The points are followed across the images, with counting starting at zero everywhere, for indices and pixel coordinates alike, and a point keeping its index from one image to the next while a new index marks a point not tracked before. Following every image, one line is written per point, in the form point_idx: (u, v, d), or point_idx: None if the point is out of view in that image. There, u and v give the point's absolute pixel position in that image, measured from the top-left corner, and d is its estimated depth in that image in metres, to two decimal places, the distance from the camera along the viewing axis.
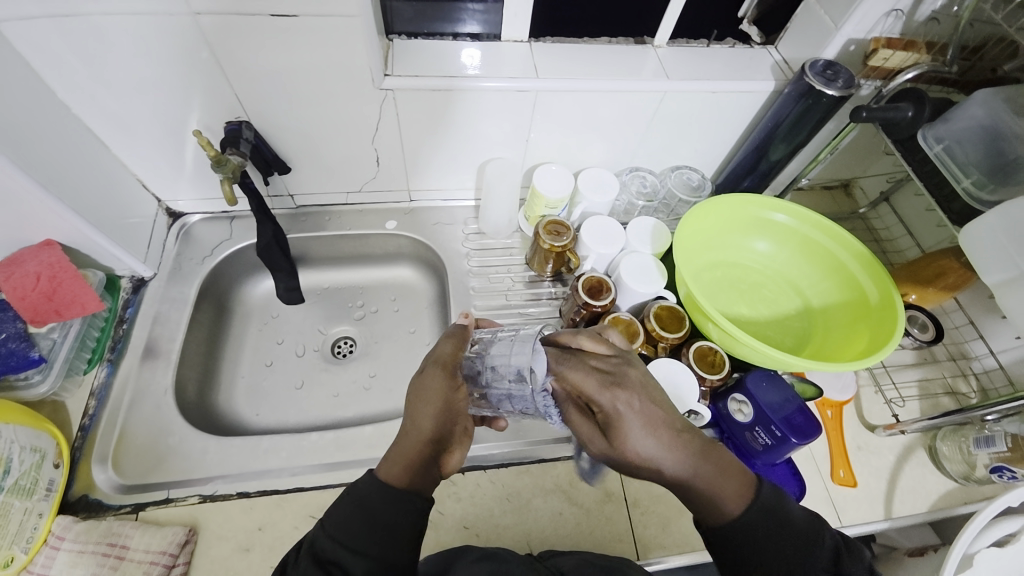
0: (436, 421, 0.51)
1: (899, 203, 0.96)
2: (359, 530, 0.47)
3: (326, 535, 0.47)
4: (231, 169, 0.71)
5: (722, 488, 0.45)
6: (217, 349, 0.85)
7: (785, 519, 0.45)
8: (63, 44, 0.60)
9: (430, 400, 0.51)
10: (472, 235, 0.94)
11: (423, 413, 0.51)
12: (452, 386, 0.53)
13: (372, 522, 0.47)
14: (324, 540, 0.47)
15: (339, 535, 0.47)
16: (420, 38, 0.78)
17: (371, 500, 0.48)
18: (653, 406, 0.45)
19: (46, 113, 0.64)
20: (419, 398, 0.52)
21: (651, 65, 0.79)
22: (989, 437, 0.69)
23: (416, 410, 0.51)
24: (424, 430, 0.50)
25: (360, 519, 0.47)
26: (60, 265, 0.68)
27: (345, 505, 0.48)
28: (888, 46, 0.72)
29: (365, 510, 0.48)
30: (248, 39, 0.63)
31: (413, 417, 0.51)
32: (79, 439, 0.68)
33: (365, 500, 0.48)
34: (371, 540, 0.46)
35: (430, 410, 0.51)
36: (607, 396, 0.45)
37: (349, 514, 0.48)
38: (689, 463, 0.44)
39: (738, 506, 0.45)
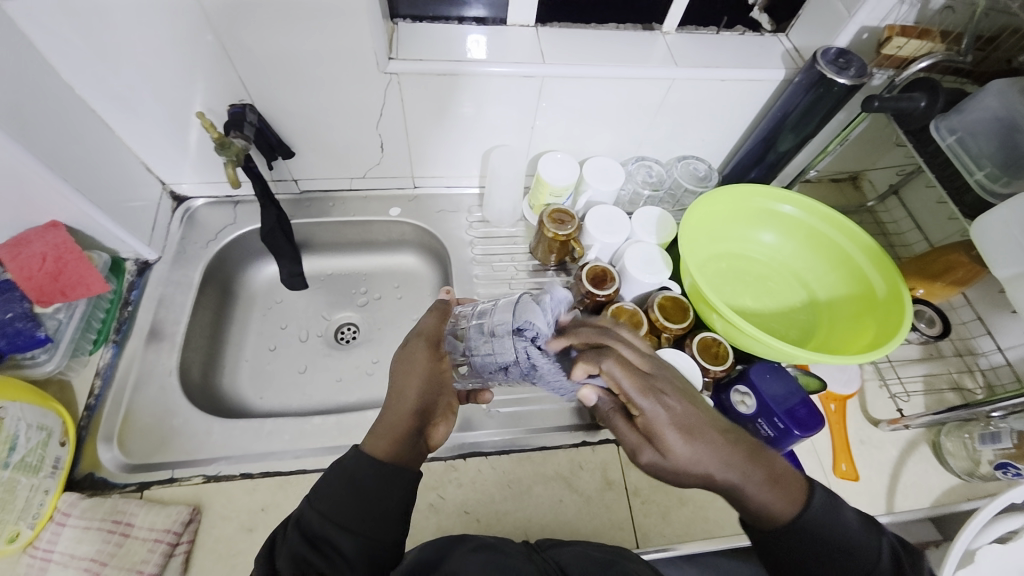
0: (419, 393, 0.53)
1: (909, 196, 0.94)
2: (351, 509, 0.47)
3: (318, 513, 0.47)
4: (235, 152, 0.71)
5: (772, 491, 0.45)
6: (221, 332, 0.86)
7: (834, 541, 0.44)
8: (68, 23, 0.60)
9: (415, 373, 0.54)
10: (477, 223, 0.93)
11: (408, 385, 0.54)
12: (434, 360, 0.56)
13: (364, 501, 0.47)
14: (315, 519, 0.46)
15: (331, 513, 0.46)
16: (425, 22, 0.77)
17: (361, 476, 0.48)
18: (692, 403, 0.47)
19: (51, 93, 0.64)
20: (406, 372, 0.55)
21: (660, 52, 0.77)
22: (994, 433, 0.68)
23: (401, 383, 0.54)
24: (409, 401, 0.53)
25: (352, 498, 0.47)
26: (65, 246, 0.68)
27: (336, 483, 0.48)
28: (903, 34, 0.70)
29: (357, 488, 0.47)
30: (254, 20, 0.63)
31: (398, 390, 0.53)
32: (85, 418, 0.68)
33: (356, 478, 0.48)
34: (363, 520, 0.46)
35: (415, 381, 0.54)
36: (649, 400, 0.46)
37: (342, 494, 0.47)
38: (735, 467, 0.45)
39: (793, 515, 0.45)
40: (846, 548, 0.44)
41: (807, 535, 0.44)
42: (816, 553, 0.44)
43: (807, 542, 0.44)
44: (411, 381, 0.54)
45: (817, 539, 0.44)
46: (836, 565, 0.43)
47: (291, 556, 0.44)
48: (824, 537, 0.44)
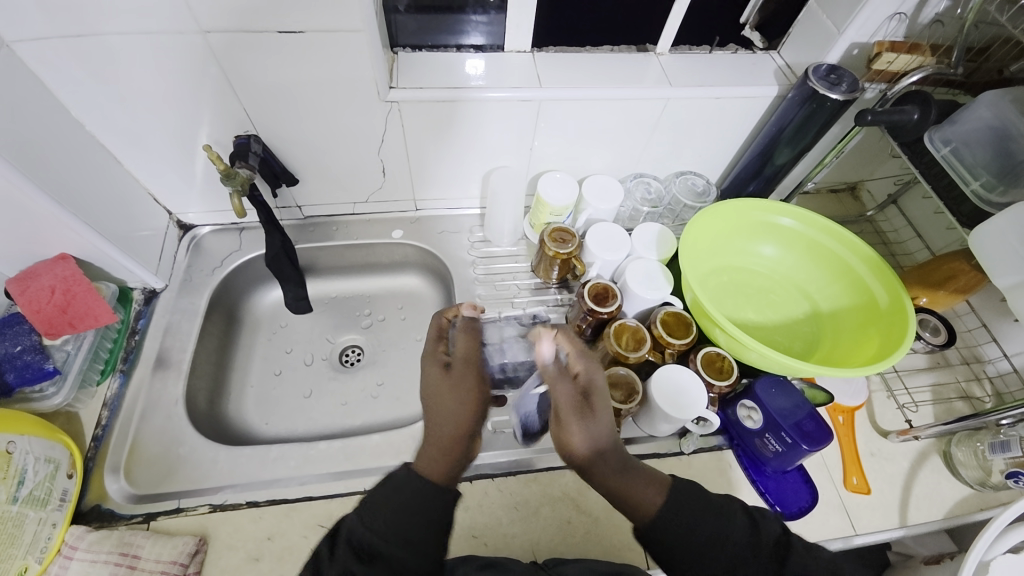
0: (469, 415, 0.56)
1: (907, 205, 0.95)
2: (397, 518, 0.48)
3: (363, 521, 0.48)
4: (240, 182, 0.72)
5: (638, 485, 0.52)
6: (227, 358, 0.86)
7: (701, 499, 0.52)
8: (79, 64, 0.62)
9: (455, 398, 0.57)
10: (478, 243, 0.94)
11: (451, 407, 0.56)
12: (479, 384, 0.58)
13: (410, 511, 0.48)
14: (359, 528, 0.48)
15: (377, 521, 0.48)
16: (425, 50, 0.79)
17: (409, 487, 0.50)
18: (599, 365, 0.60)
19: (62, 130, 0.66)
20: (444, 396, 0.57)
21: (654, 73, 0.79)
22: (1004, 442, 0.68)
23: (445, 405, 0.56)
24: (458, 421, 0.55)
25: (397, 507, 0.49)
26: (74, 278, 0.69)
27: (383, 492, 0.50)
28: (893, 49, 0.71)
29: (403, 497, 0.49)
30: (256, 55, 0.64)
31: (445, 409, 0.56)
32: (92, 449, 0.69)
33: (403, 487, 0.50)
34: (410, 530, 0.48)
35: (462, 403, 0.56)
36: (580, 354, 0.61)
37: (385, 503, 0.49)
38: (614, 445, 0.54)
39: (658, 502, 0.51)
40: (710, 519, 0.50)
41: (675, 515, 0.50)
42: (684, 532, 0.50)
43: (682, 516, 0.50)
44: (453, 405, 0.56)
45: (691, 512, 0.51)
46: (706, 532, 0.50)
47: (342, 569, 0.45)
48: (693, 508, 0.51)
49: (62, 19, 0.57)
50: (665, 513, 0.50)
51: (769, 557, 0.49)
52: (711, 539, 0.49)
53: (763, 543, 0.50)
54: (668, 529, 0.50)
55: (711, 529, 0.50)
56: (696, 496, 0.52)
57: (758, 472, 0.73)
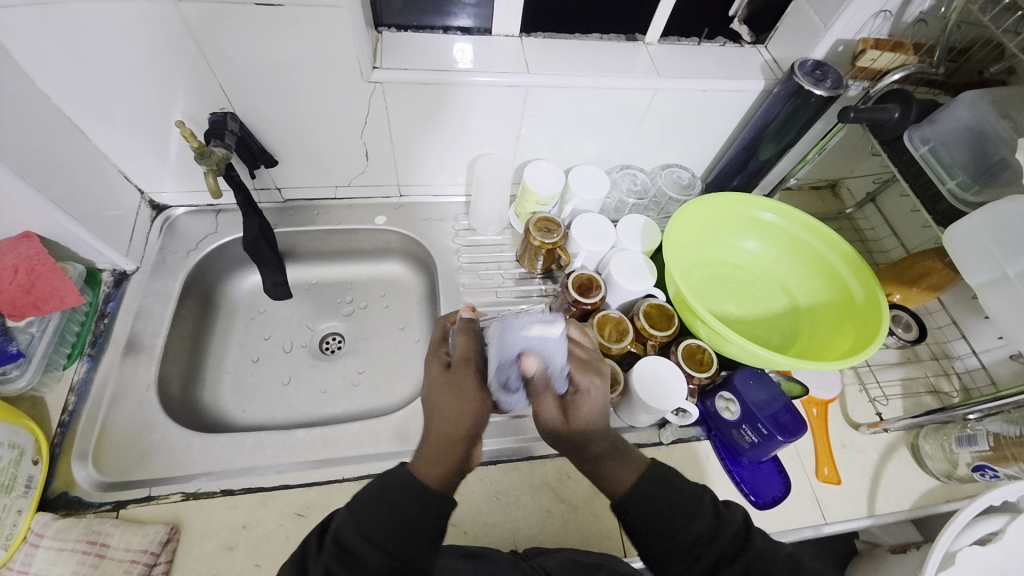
0: (463, 418, 0.53)
1: (885, 204, 0.97)
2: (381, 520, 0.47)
3: (348, 521, 0.47)
4: (215, 161, 0.69)
5: (618, 465, 0.54)
6: (202, 344, 0.84)
7: (667, 487, 0.52)
8: (43, 32, 0.59)
9: (449, 399, 0.54)
10: (463, 231, 0.93)
11: (443, 409, 0.54)
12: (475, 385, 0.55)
13: (399, 514, 0.47)
14: (344, 529, 0.47)
15: (363, 521, 0.47)
16: (410, 31, 0.77)
17: (392, 492, 0.49)
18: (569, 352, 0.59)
19: (25, 102, 0.63)
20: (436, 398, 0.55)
21: (642, 63, 0.78)
22: (971, 436, 0.70)
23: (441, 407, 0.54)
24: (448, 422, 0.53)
25: (382, 509, 0.48)
26: (38, 258, 0.66)
27: (370, 492, 0.49)
28: (877, 47, 0.72)
29: (388, 500, 0.48)
30: (236, 30, 0.62)
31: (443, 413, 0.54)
32: (58, 436, 0.66)
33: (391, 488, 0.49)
34: (392, 536, 0.46)
35: (456, 405, 0.54)
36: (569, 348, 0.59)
37: (369, 507, 0.48)
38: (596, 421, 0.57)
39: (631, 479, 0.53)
40: (679, 502, 0.51)
41: (648, 493, 0.52)
42: (654, 510, 0.51)
43: (645, 502, 0.51)
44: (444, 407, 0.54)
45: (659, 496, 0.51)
46: (668, 520, 0.50)
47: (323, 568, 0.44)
48: (659, 496, 0.51)
49: None
50: (637, 491, 0.52)
51: (728, 545, 0.49)
52: (667, 528, 0.50)
53: (724, 533, 0.50)
54: (638, 508, 0.51)
55: (679, 511, 0.51)
56: (672, 480, 0.53)
57: (733, 462, 0.74)
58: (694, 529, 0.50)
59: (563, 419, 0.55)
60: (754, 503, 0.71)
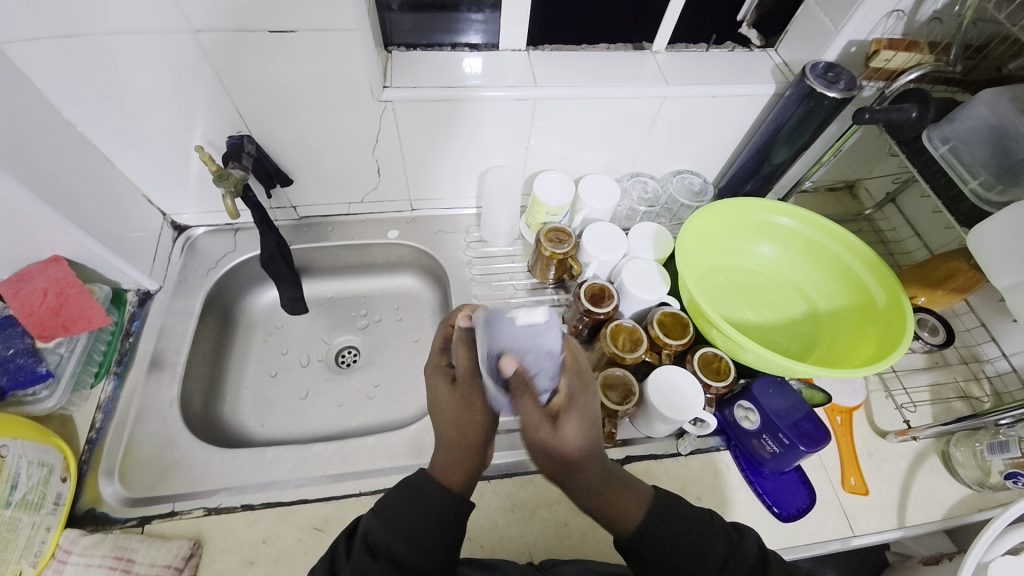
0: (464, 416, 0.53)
1: (906, 204, 0.94)
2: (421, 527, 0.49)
3: (386, 529, 0.49)
4: (233, 183, 0.72)
5: (625, 499, 0.52)
6: (222, 360, 0.86)
7: (678, 515, 0.53)
8: (71, 66, 0.62)
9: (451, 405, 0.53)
10: (475, 243, 0.94)
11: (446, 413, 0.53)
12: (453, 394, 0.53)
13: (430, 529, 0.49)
14: (386, 539, 0.48)
15: (399, 529, 0.49)
16: (419, 49, 0.79)
17: (431, 495, 0.50)
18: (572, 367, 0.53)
19: (53, 132, 0.65)
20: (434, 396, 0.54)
21: (650, 72, 0.78)
22: (1004, 442, 0.67)
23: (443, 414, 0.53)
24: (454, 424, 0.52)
25: (421, 515, 0.49)
26: (66, 280, 0.69)
27: (402, 497, 0.51)
28: (891, 47, 0.71)
29: (424, 507, 0.50)
30: (251, 56, 0.64)
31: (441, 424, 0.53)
32: (86, 452, 0.68)
33: (423, 495, 0.50)
34: (429, 539, 0.49)
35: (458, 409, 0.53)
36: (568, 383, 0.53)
37: (404, 515, 0.49)
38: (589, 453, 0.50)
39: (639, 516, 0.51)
40: (696, 530, 0.52)
41: (663, 523, 0.52)
42: (671, 541, 0.51)
43: (660, 538, 0.51)
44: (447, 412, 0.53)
45: (675, 526, 0.52)
46: (684, 553, 0.50)
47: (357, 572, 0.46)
48: (673, 526, 0.52)
49: (51, 18, 0.56)
50: (644, 527, 0.51)
51: (751, 569, 0.50)
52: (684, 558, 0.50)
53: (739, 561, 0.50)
54: (652, 543, 0.51)
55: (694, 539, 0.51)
56: (683, 508, 0.54)
57: (755, 473, 0.72)
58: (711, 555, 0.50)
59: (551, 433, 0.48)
60: (777, 516, 0.69)
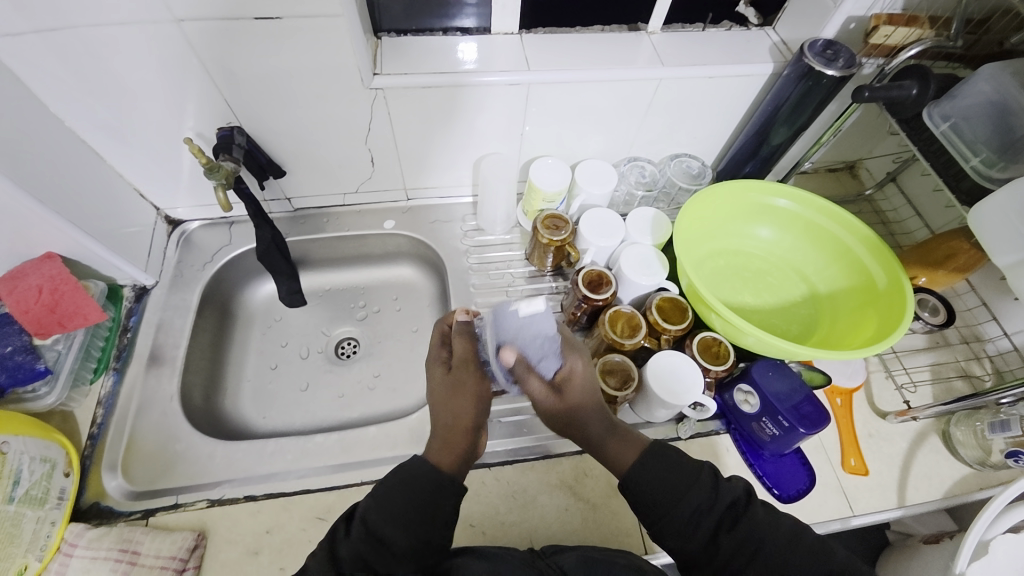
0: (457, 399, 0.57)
1: (907, 183, 0.93)
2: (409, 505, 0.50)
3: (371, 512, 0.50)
4: (223, 176, 0.70)
5: (619, 445, 0.56)
6: (222, 353, 0.86)
7: (670, 462, 0.54)
8: (55, 59, 0.61)
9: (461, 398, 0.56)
10: (472, 232, 0.93)
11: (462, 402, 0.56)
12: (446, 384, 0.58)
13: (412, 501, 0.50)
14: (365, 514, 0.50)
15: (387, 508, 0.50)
16: (410, 35, 0.77)
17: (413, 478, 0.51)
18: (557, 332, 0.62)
19: (41, 127, 0.65)
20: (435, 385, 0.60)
21: (645, 53, 0.77)
22: (1004, 421, 0.68)
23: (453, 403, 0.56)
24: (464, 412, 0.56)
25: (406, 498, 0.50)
26: (60, 277, 0.68)
27: (390, 480, 0.52)
28: (890, 22, 0.70)
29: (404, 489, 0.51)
30: (239, 45, 0.63)
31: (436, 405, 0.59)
32: (89, 448, 0.69)
33: (410, 477, 0.51)
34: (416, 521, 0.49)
35: (470, 403, 0.56)
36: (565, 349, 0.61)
37: (390, 495, 0.50)
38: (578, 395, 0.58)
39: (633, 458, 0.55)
40: (678, 479, 0.52)
41: (648, 470, 0.53)
42: (652, 489, 0.52)
43: (650, 478, 0.52)
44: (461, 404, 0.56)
45: (659, 474, 0.53)
46: (670, 492, 0.52)
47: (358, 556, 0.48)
48: (663, 470, 0.53)
49: (34, 11, 0.55)
50: (639, 468, 0.53)
51: (724, 515, 0.51)
52: (671, 500, 0.51)
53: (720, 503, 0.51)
54: (642, 483, 0.52)
55: (675, 488, 0.52)
56: (673, 457, 0.54)
57: (755, 455, 0.73)
58: (694, 496, 0.51)
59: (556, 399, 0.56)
60: (777, 497, 0.70)
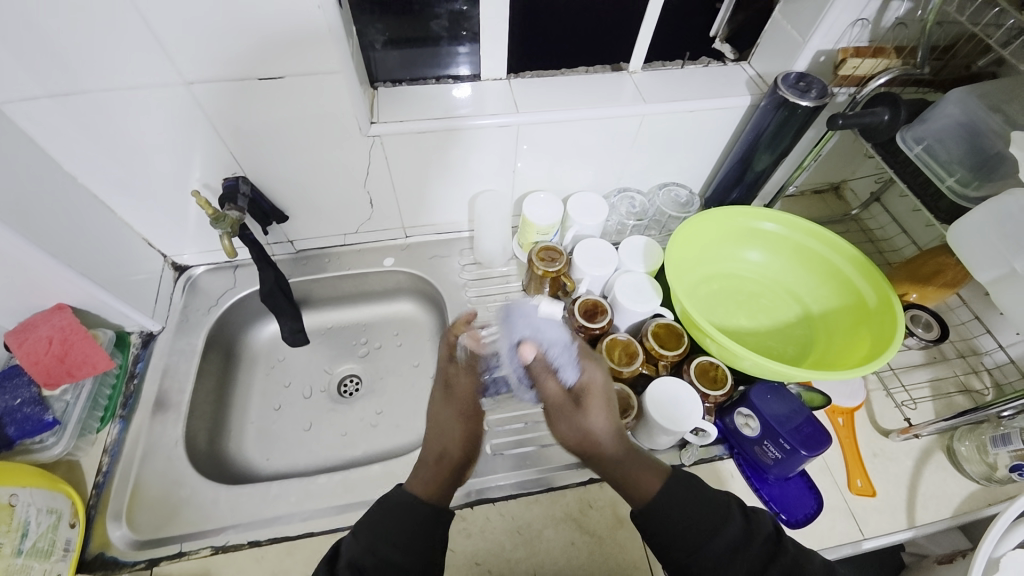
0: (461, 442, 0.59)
1: (891, 202, 0.96)
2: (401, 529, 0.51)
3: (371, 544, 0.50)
4: (230, 224, 0.73)
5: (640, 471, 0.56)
6: (226, 395, 0.87)
7: (700, 494, 0.54)
8: (68, 121, 0.64)
9: (449, 423, 0.60)
10: (469, 266, 0.95)
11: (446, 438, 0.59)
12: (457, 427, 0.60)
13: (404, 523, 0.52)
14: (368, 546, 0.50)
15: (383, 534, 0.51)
16: (405, 83, 0.81)
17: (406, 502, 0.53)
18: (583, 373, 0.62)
19: (53, 185, 0.68)
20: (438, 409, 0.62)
21: (629, 91, 0.81)
22: (1005, 434, 0.68)
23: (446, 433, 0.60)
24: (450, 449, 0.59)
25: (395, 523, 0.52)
26: (71, 328, 0.70)
27: (380, 513, 0.53)
28: (857, 55, 0.73)
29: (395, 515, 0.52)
30: (241, 101, 0.67)
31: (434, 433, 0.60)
32: (94, 497, 0.69)
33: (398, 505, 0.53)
34: (417, 541, 0.51)
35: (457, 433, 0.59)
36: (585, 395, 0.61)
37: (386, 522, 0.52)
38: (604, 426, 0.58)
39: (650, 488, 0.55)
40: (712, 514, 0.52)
41: (675, 506, 0.53)
42: (679, 519, 0.52)
43: (676, 511, 0.52)
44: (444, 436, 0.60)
45: (688, 508, 0.52)
46: (698, 530, 0.51)
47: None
48: (693, 505, 0.53)
49: (50, 79, 0.59)
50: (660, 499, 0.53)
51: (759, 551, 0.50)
52: (698, 536, 0.51)
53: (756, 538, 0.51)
54: (667, 519, 0.52)
55: (707, 522, 0.52)
56: (698, 490, 0.54)
57: (760, 480, 0.72)
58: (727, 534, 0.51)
59: (572, 409, 0.58)
60: (785, 522, 0.69)
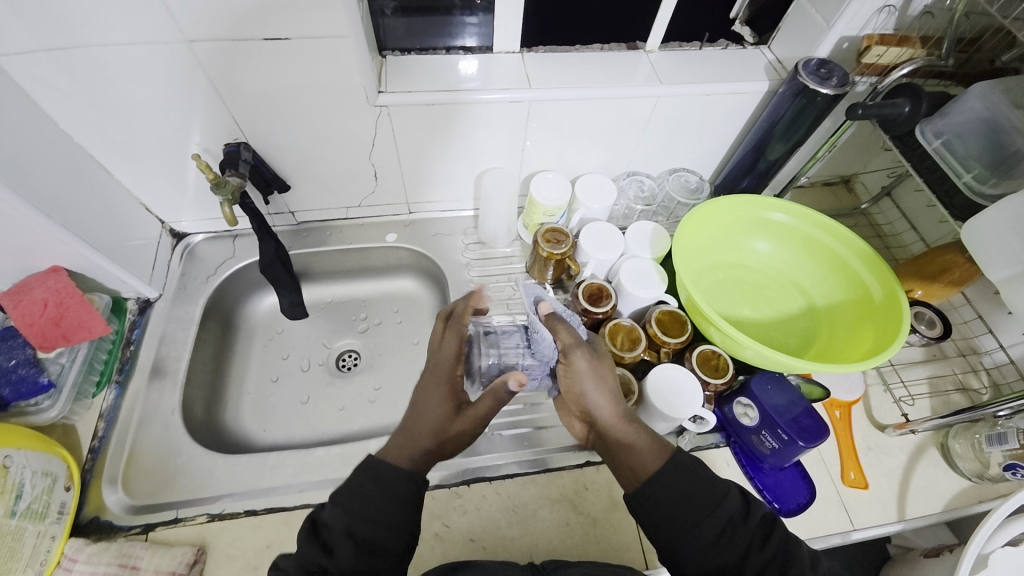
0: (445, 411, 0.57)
1: (901, 198, 0.95)
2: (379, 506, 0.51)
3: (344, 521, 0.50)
4: (231, 190, 0.72)
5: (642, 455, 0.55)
6: (223, 366, 0.86)
7: (701, 474, 0.54)
8: (66, 78, 0.62)
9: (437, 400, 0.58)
10: (473, 245, 0.94)
11: (434, 406, 0.57)
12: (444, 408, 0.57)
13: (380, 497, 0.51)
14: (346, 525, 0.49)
15: (360, 509, 0.51)
16: (414, 53, 0.79)
17: (389, 480, 0.52)
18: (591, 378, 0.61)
19: (49, 143, 0.65)
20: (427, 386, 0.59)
21: (644, 71, 0.78)
22: (1002, 434, 0.68)
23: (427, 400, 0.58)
24: (436, 420, 0.56)
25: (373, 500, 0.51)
26: (66, 291, 0.69)
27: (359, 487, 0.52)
28: (882, 43, 0.71)
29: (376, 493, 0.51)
30: (245, 62, 0.64)
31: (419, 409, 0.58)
32: (89, 461, 0.69)
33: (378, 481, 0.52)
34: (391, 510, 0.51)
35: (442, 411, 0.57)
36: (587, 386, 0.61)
37: (368, 496, 0.51)
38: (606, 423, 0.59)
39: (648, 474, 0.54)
40: (700, 497, 0.52)
41: (676, 482, 0.52)
42: (678, 495, 0.52)
43: (675, 486, 0.52)
44: (434, 404, 0.58)
45: (687, 483, 0.52)
46: (695, 507, 0.51)
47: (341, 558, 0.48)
48: (691, 483, 0.53)
49: (45, 30, 0.57)
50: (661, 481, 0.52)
51: (755, 535, 0.50)
52: (696, 513, 0.51)
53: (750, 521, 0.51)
54: (668, 492, 0.52)
55: (705, 501, 0.51)
56: (698, 470, 0.54)
57: (755, 468, 0.73)
58: (724, 512, 0.51)
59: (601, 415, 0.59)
60: (778, 511, 0.70)
